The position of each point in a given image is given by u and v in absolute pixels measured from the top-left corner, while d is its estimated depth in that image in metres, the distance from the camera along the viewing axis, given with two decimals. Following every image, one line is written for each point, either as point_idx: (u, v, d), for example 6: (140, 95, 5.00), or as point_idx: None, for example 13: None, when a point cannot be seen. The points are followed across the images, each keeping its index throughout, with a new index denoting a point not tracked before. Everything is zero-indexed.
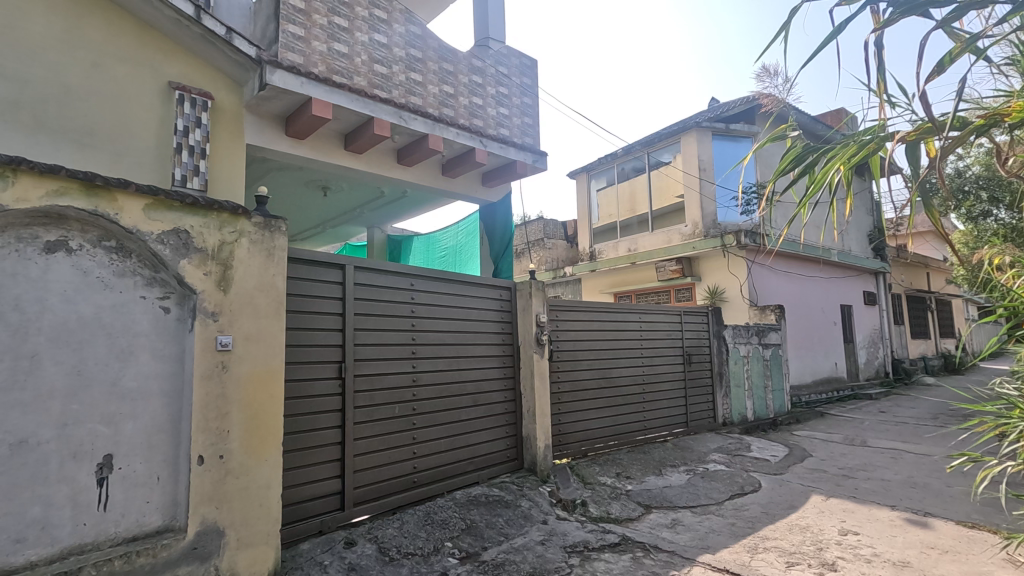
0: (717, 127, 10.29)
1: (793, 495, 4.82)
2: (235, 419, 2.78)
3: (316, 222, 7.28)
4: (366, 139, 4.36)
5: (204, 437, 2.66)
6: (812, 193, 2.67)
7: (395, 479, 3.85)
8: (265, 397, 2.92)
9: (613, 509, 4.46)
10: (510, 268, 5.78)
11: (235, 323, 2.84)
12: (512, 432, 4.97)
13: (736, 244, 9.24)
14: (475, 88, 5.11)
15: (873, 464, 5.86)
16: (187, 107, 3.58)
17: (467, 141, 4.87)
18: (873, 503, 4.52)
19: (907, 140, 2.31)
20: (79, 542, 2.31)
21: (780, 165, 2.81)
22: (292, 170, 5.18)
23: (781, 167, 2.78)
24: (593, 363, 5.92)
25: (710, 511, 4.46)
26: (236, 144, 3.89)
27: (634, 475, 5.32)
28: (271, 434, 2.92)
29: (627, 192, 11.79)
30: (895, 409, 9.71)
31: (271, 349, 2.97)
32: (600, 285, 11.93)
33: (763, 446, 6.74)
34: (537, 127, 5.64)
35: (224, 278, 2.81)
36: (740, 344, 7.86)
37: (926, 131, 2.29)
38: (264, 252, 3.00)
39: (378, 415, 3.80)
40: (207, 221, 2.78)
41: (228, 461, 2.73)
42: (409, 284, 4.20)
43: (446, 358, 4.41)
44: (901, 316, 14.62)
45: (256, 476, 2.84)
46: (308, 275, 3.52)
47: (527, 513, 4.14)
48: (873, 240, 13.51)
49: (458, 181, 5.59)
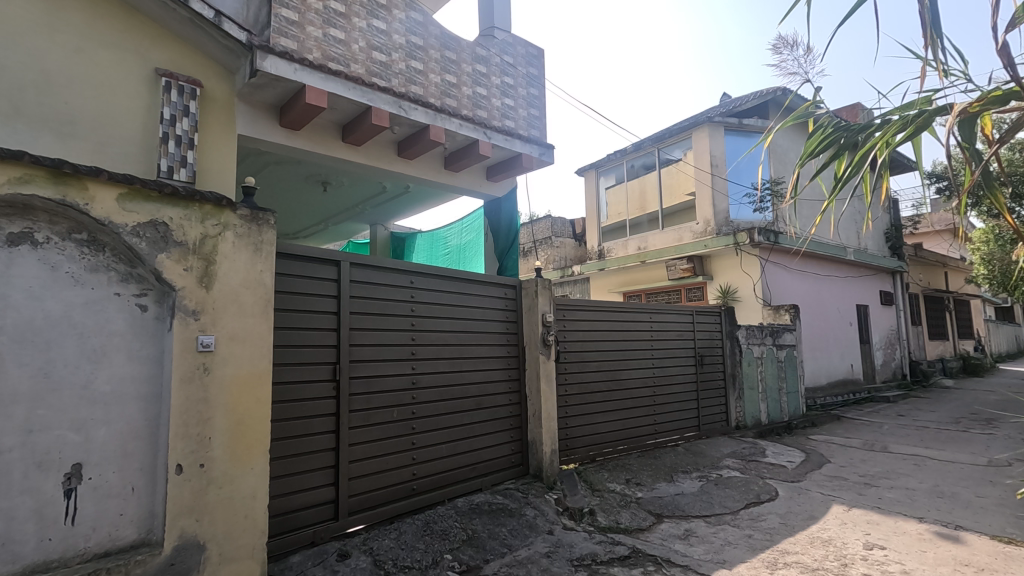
0: (730, 122, 10.01)
1: (813, 505, 4.57)
2: (218, 424, 2.59)
3: (318, 219, 7.13)
4: (364, 130, 4.18)
5: (183, 445, 2.47)
6: (845, 178, 2.47)
7: (393, 487, 3.67)
8: (251, 401, 2.74)
9: (623, 518, 4.25)
10: (516, 265, 5.58)
11: (218, 321, 2.65)
12: (516, 437, 4.77)
13: (749, 241, 8.94)
14: (479, 77, 4.89)
15: (896, 471, 5.61)
16: (174, 95, 3.40)
17: (470, 132, 4.68)
18: (898, 515, 4.27)
19: (970, 111, 2.13)
20: (44, 558, 2.14)
21: (805, 149, 2.61)
22: (290, 163, 5.01)
23: (810, 150, 2.58)
24: (601, 364, 5.70)
25: (725, 522, 4.23)
26: (228, 135, 3.71)
27: (645, 481, 5.10)
28: (257, 440, 2.74)
29: (636, 189, 11.53)
30: (914, 413, 9.40)
31: (258, 350, 2.79)
32: (609, 284, 11.69)
33: (778, 451, 6.49)
34: (544, 119, 5.42)
35: (207, 273, 2.63)
36: (754, 344, 7.60)
37: (992, 101, 2.12)
38: (251, 246, 2.81)
39: (375, 419, 3.61)
40: (189, 213, 2.59)
41: (210, 470, 2.55)
42: (408, 281, 3.99)
43: (447, 359, 4.21)
44: (919, 316, 14.26)
45: (240, 486, 2.65)
46: (300, 271, 3.33)
47: (532, 523, 3.94)
48: (890, 239, 13.16)
49: (462, 175, 5.38)
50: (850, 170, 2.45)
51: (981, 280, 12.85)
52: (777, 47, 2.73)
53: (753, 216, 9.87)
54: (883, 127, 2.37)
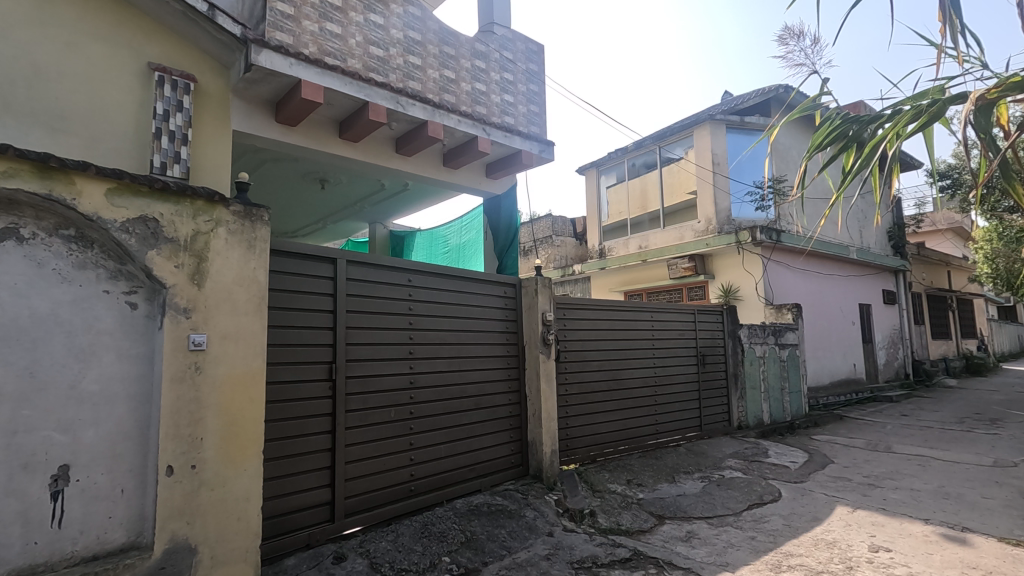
0: (732, 120, 9.95)
1: (816, 506, 4.51)
2: (210, 425, 2.54)
3: (316, 218, 7.08)
4: (361, 126, 4.12)
5: (174, 447, 2.41)
6: (855, 170, 2.52)
7: (391, 488, 3.61)
8: (245, 401, 2.68)
9: (624, 519, 4.19)
10: (516, 263, 5.52)
11: (211, 320, 2.60)
12: (516, 437, 4.72)
13: (752, 240, 8.89)
14: (478, 73, 4.83)
15: (901, 471, 5.54)
16: (168, 90, 3.35)
17: (469, 129, 4.62)
18: (904, 516, 4.21)
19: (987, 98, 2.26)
20: (30, 562, 2.09)
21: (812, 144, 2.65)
22: (287, 160, 4.95)
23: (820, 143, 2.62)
24: (602, 363, 5.64)
25: (727, 523, 4.18)
26: (222, 131, 3.65)
27: (646, 482, 5.05)
28: (250, 441, 2.68)
29: (637, 188, 11.46)
30: (918, 412, 9.32)
31: (251, 348, 2.73)
32: (610, 283, 11.63)
33: (781, 451, 6.42)
34: (544, 115, 5.35)
35: (198, 270, 2.57)
36: (756, 344, 7.54)
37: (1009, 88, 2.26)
38: (244, 243, 2.76)
39: (372, 419, 3.55)
40: (180, 209, 2.54)
41: (201, 472, 2.49)
42: (406, 280, 3.94)
43: (446, 358, 4.15)
44: (922, 315, 14.17)
45: (233, 488, 2.60)
46: (295, 269, 3.27)
47: (531, 524, 3.88)
48: (893, 238, 13.07)
49: (460, 173, 5.32)
50: (861, 162, 2.50)
51: (984, 279, 12.78)
52: (783, 38, 2.75)
53: (755, 214, 9.84)
54: (894, 118, 2.45)
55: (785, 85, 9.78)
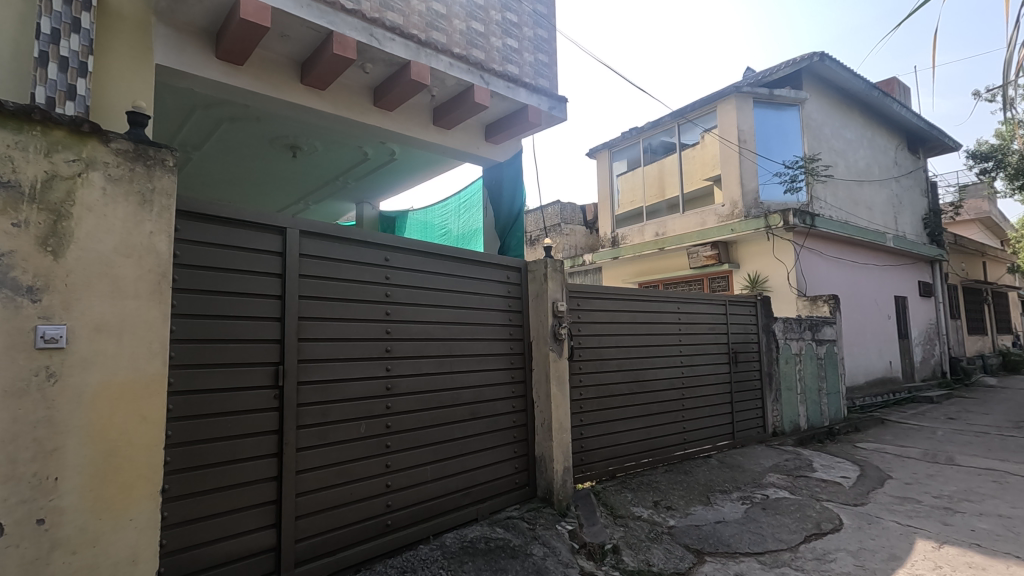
0: (760, 93, 8.97)
1: (891, 539, 3.66)
2: (72, 459, 1.74)
3: (294, 196, 6.26)
4: (325, 66, 3.31)
5: (7, 494, 1.61)
6: None
7: (358, 525, 2.80)
8: (133, 422, 1.88)
9: (654, 557, 3.36)
10: (520, 245, 4.71)
11: (77, 303, 1.78)
12: (522, 451, 3.90)
13: (783, 224, 7.95)
14: (473, 10, 3.97)
15: (978, 491, 4.68)
16: (58, 3, 2.49)
17: (463, 74, 3.81)
18: (1007, 556, 3.36)
19: None
20: None
21: None
22: (245, 118, 4.15)
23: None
24: (622, 362, 4.81)
25: (784, 564, 3.33)
26: (140, 66, 2.86)
27: (677, 505, 4.20)
28: (140, 477, 1.89)
29: (654, 172, 10.55)
30: (966, 415, 8.43)
31: (139, 348, 1.91)
32: (623, 273, 10.85)
33: (828, 463, 5.57)
34: (552, 67, 4.50)
35: (57, 233, 1.77)
36: (792, 339, 6.67)
37: None
38: (132, 195, 1.94)
39: (334, 437, 2.74)
40: (24, 140, 1.73)
41: (56, 529, 1.70)
42: (381, 259, 3.11)
43: (433, 358, 3.33)
44: (958, 309, 13.22)
45: (110, 547, 1.80)
46: (225, 240, 2.45)
47: (540, 566, 3.06)
48: (929, 224, 12.11)
49: (454, 135, 4.49)
50: None
51: None
52: None
53: (784, 196, 8.94)
54: None
55: (820, 53, 8.83)
